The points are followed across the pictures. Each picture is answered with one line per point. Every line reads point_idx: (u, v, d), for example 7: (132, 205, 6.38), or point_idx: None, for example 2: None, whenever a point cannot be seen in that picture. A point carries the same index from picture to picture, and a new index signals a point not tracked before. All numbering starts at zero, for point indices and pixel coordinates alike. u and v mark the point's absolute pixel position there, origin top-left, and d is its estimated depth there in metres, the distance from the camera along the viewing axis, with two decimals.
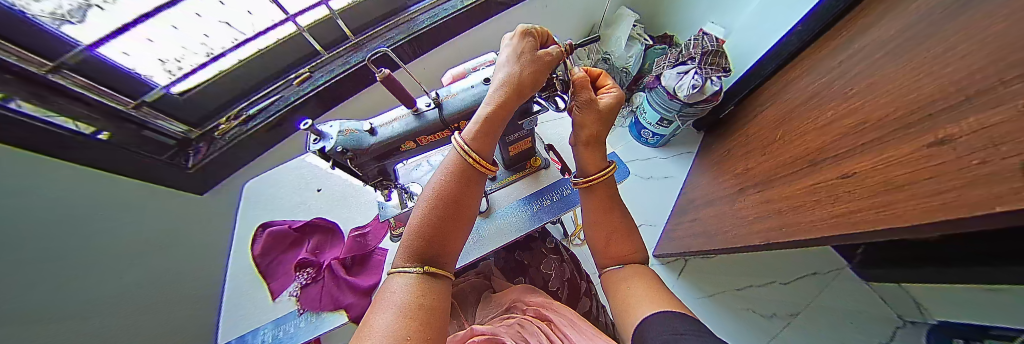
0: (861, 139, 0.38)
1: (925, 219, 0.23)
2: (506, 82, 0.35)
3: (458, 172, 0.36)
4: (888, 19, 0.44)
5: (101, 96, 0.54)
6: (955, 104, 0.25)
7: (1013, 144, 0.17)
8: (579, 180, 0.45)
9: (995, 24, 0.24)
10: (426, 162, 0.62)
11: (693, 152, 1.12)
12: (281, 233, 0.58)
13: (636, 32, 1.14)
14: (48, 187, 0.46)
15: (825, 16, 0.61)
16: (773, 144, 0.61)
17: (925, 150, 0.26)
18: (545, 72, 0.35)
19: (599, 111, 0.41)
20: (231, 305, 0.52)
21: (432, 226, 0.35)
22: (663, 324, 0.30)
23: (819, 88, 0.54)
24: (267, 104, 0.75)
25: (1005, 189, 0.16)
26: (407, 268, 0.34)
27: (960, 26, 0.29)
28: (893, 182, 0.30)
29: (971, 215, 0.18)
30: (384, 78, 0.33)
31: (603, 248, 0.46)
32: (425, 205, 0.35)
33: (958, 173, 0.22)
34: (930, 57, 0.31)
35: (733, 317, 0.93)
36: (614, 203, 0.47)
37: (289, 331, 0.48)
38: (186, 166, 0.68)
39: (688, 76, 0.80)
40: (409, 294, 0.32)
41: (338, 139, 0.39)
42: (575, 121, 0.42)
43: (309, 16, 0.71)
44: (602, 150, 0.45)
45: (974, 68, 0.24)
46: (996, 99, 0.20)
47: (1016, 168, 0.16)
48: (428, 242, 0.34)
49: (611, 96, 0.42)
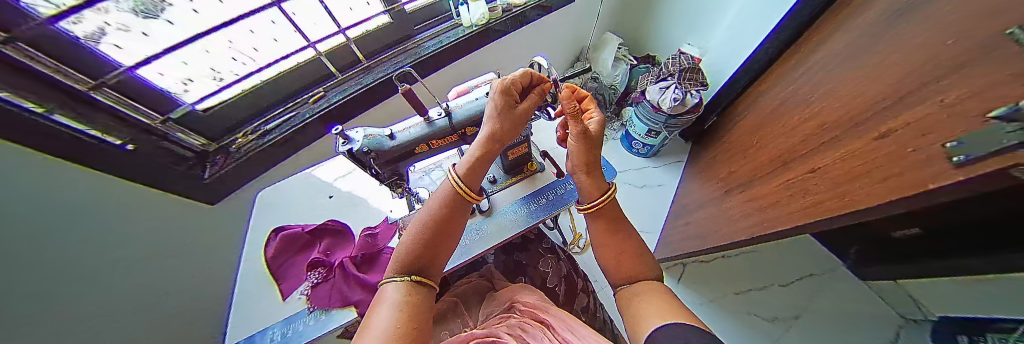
0: (824, 138, 0.43)
1: (888, 198, 0.26)
2: (491, 132, 0.40)
3: (447, 201, 0.40)
4: (840, 34, 0.50)
5: (130, 109, 0.58)
6: (911, 100, 0.29)
7: (965, 123, 0.20)
8: (584, 205, 0.48)
9: (939, 29, 0.28)
10: (433, 169, 0.66)
11: (682, 161, 1.17)
12: (294, 235, 0.59)
13: (621, 54, 1.27)
14: (57, 196, 0.47)
15: (784, 36, 0.69)
16: (751, 149, 0.66)
17: (885, 140, 0.30)
18: (522, 125, 0.41)
19: (591, 139, 0.46)
20: (239, 304, 0.53)
21: (420, 248, 0.38)
22: (674, 336, 0.30)
23: (786, 96, 0.60)
24: (279, 124, 0.81)
25: (965, 159, 0.19)
26: (397, 277, 0.37)
27: (906, 33, 0.34)
28: (853, 172, 0.34)
29: (938, 186, 0.20)
30: (407, 91, 0.37)
31: (614, 267, 0.47)
32: (415, 227, 0.39)
33: (914, 156, 0.25)
34: (885, 61, 0.36)
35: (738, 323, 0.92)
36: (624, 225, 0.49)
37: (298, 329, 0.49)
38: (202, 177, 0.70)
39: (670, 91, 0.87)
40: (400, 299, 0.35)
41: (363, 142, 0.43)
42: (574, 149, 0.47)
43: (328, 43, 0.78)
44: (599, 177, 0.49)
45: (927, 67, 0.28)
46: (951, 88, 0.24)
47: (971, 142, 0.19)
48: (418, 260, 0.38)
49: (595, 122, 0.47)
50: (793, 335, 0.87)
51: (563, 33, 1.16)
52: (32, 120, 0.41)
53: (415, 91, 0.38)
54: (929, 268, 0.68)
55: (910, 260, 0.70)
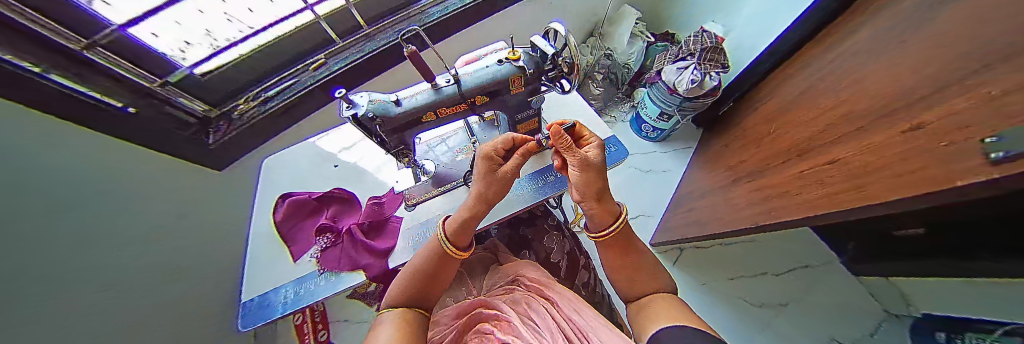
0: (849, 129, 0.41)
1: (904, 194, 0.25)
2: (476, 195, 0.44)
3: (436, 255, 0.45)
4: (883, 15, 0.46)
5: (125, 70, 0.56)
6: (950, 92, 0.27)
7: (1000, 117, 0.19)
8: (595, 232, 0.47)
9: (1004, 11, 0.25)
10: (437, 142, 0.68)
11: (691, 147, 1.14)
12: (301, 201, 0.59)
13: (637, 30, 1.18)
14: (78, 154, 0.47)
15: (820, 15, 0.63)
16: (766, 138, 0.64)
17: (912, 134, 0.29)
18: (506, 187, 0.44)
19: (597, 167, 0.41)
20: (252, 260, 0.57)
21: (413, 287, 0.43)
22: (681, 337, 0.30)
23: (812, 84, 0.57)
24: (280, 90, 0.79)
25: (994, 158, 0.18)
26: (393, 308, 0.42)
27: (964, 14, 0.30)
28: (871, 165, 0.33)
29: (961, 183, 0.20)
30: (413, 53, 0.35)
31: (629, 286, 0.46)
32: (409, 273, 0.44)
33: (940, 151, 0.24)
34: (930, 48, 0.33)
35: (727, 305, 0.96)
36: (633, 249, 0.47)
37: (309, 289, 0.52)
38: (207, 143, 0.71)
39: (688, 72, 0.81)
40: (396, 321, 0.40)
41: (368, 107, 0.42)
42: (576, 181, 0.43)
43: (327, 5, 0.73)
44: (609, 200, 0.45)
45: (978, 54, 0.26)
46: (994, 79, 0.22)
47: (1002, 139, 0.18)
48: (411, 296, 0.43)
49: (594, 147, 0.43)
50: (780, 319, 0.91)
51: (577, 4, 1.08)
52: (30, 80, 0.40)
53: (421, 55, 0.36)
54: (926, 266, 0.67)
55: (909, 258, 0.70)
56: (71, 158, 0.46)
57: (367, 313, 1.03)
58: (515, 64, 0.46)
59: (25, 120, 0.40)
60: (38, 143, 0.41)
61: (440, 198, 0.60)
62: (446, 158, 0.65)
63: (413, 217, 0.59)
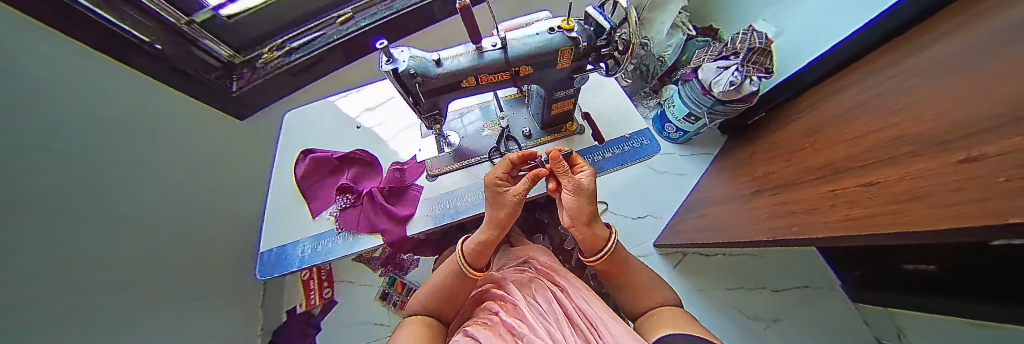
0: (895, 152, 0.37)
1: (944, 225, 0.24)
2: (489, 220, 0.47)
3: (456, 273, 0.48)
4: (954, 29, 0.42)
5: (161, 10, 0.62)
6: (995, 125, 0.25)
7: None
8: (590, 259, 0.49)
9: None
10: (465, 113, 0.67)
11: (712, 154, 1.07)
12: (323, 159, 0.60)
13: (680, 20, 1.12)
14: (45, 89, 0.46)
15: (884, 27, 0.58)
16: (799, 151, 0.61)
17: (955, 166, 0.26)
18: (517, 210, 0.46)
19: (588, 192, 0.44)
20: (273, 209, 0.59)
21: (435, 303, 0.46)
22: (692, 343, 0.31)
23: (860, 99, 0.53)
24: (306, 41, 0.88)
25: None
26: (414, 316, 0.44)
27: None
28: (917, 191, 0.31)
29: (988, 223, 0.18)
30: (465, 8, 0.33)
31: (633, 299, 0.47)
32: (429, 291, 0.47)
33: (987, 188, 0.22)
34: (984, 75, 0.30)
35: (719, 312, 0.98)
36: (631, 264, 0.50)
37: (328, 246, 0.54)
38: (231, 88, 0.82)
39: (728, 72, 0.77)
40: (415, 324, 0.42)
41: (408, 63, 0.42)
42: (569, 204, 0.45)
43: None
44: (598, 225, 0.47)
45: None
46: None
47: None
48: (430, 307, 0.45)
49: (586, 174, 0.46)
50: (772, 332, 0.92)
51: None
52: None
53: (472, 11, 0.35)
54: (923, 300, 0.69)
55: (913, 294, 0.71)
56: (106, 101, 0.56)
57: (369, 275, 1.07)
58: (569, 34, 0.45)
59: (60, 49, 0.50)
60: (65, 87, 0.50)
61: (459, 172, 0.61)
62: (473, 129, 0.64)
63: (434, 188, 0.59)
